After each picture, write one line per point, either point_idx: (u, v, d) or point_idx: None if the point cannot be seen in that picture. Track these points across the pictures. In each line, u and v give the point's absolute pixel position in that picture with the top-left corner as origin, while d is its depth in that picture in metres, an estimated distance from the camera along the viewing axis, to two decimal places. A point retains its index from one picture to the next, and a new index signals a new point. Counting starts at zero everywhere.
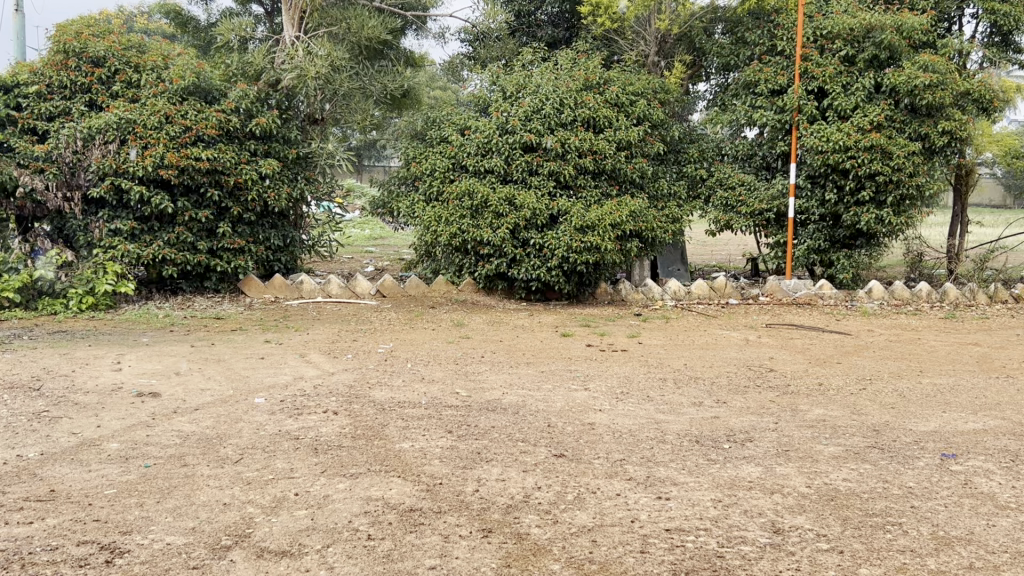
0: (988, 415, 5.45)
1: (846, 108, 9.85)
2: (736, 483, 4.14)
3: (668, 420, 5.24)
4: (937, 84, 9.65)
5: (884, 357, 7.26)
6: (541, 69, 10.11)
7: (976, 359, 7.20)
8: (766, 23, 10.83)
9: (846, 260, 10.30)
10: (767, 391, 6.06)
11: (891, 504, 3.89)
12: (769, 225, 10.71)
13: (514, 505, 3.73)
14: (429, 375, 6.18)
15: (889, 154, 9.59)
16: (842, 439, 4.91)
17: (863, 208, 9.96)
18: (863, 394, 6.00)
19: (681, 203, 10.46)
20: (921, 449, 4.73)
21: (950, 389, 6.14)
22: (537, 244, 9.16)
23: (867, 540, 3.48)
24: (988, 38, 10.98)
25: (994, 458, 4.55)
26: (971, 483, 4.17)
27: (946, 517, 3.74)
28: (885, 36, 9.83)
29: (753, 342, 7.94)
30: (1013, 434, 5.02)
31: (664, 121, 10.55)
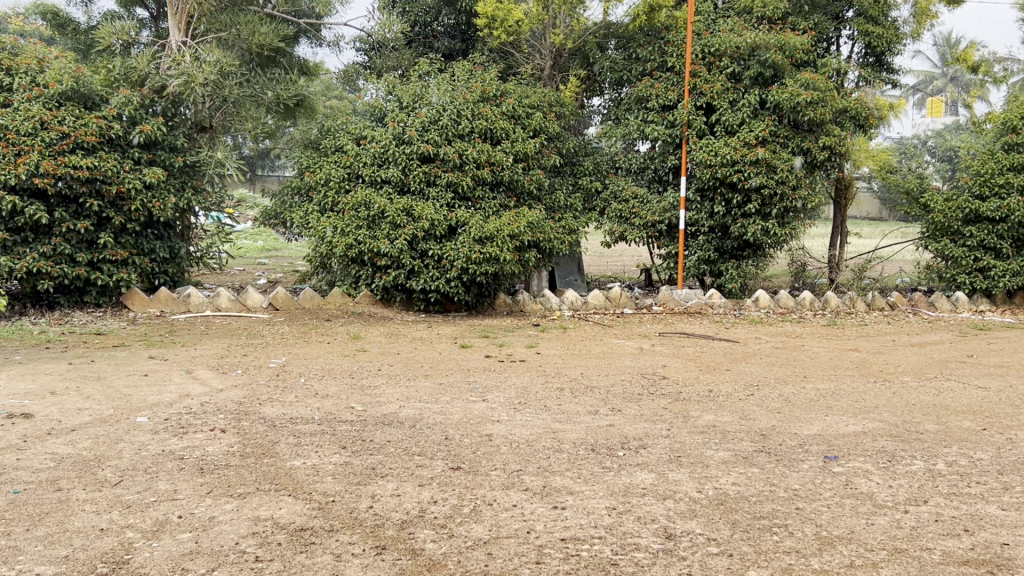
0: (867, 417, 5.70)
1: (733, 123, 10.20)
2: (630, 490, 4.19)
3: (565, 429, 5.28)
4: (817, 101, 10.10)
5: (770, 364, 7.50)
6: (437, 80, 10.08)
7: (855, 364, 7.54)
8: (657, 39, 11.09)
9: (734, 270, 10.66)
10: (660, 398, 6.18)
11: (777, 506, 4.01)
12: (661, 237, 10.95)
13: (409, 520, 3.67)
14: (323, 389, 6.04)
15: (773, 168, 10.01)
16: (732, 444, 5.04)
17: (750, 220, 10.32)
18: (751, 399, 6.19)
19: (578, 214, 10.60)
20: (805, 452, 4.90)
21: (832, 393, 6.40)
22: (435, 255, 9.10)
23: (755, 542, 3.58)
24: (864, 58, 11.55)
25: (873, 459, 4.76)
26: (852, 483, 4.35)
27: (829, 517, 3.88)
28: (769, 55, 10.22)
29: (648, 350, 8.09)
30: (890, 435, 5.26)
31: (559, 133, 10.67)
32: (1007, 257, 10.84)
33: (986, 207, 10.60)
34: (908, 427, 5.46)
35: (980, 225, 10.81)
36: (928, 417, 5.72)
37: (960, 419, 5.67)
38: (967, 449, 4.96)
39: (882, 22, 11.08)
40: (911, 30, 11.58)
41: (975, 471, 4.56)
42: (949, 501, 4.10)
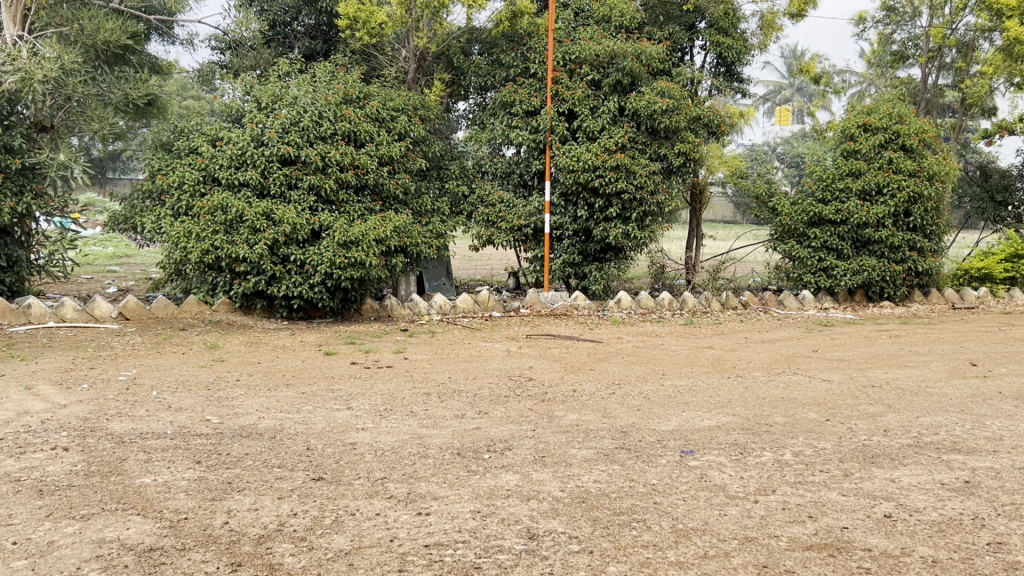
0: (721, 412, 5.94)
1: (594, 129, 10.45)
2: (495, 493, 4.21)
3: (431, 434, 5.25)
4: (672, 109, 10.51)
5: (631, 363, 7.72)
6: (297, 81, 9.84)
7: (710, 361, 7.85)
8: (520, 46, 11.22)
9: (598, 273, 10.92)
10: (526, 400, 6.25)
11: (636, 502, 4.12)
12: (527, 241, 11.06)
13: (267, 535, 3.56)
14: (177, 402, 5.79)
15: (633, 172, 10.34)
16: (594, 442, 5.14)
17: (612, 224, 10.60)
18: (612, 398, 6.35)
19: (444, 218, 10.58)
20: (663, 447, 5.06)
21: (689, 389, 6.65)
22: (297, 260, 8.88)
23: (615, 538, 3.66)
24: (715, 68, 12.06)
25: (726, 452, 4.97)
26: (706, 476, 4.52)
27: (685, 510, 4.02)
28: (627, 63, 10.52)
29: (514, 353, 8.16)
30: (742, 429, 5.50)
31: (425, 137, 10.64)
32: (847, 257, 11.56)
33: (828, 210, 11.30)
34: (759, 420, 5.72)
35: (823, 228, 11.51)
36: (777, 409, 6.02)
37: (806, 411, 5.99)
38: (812, 439, 5.25)
39: (732, 33, 11.61)
40: (759, 42, 12.18)
41: (818, 460, 4.83)
42: (795, 489, 4.33)
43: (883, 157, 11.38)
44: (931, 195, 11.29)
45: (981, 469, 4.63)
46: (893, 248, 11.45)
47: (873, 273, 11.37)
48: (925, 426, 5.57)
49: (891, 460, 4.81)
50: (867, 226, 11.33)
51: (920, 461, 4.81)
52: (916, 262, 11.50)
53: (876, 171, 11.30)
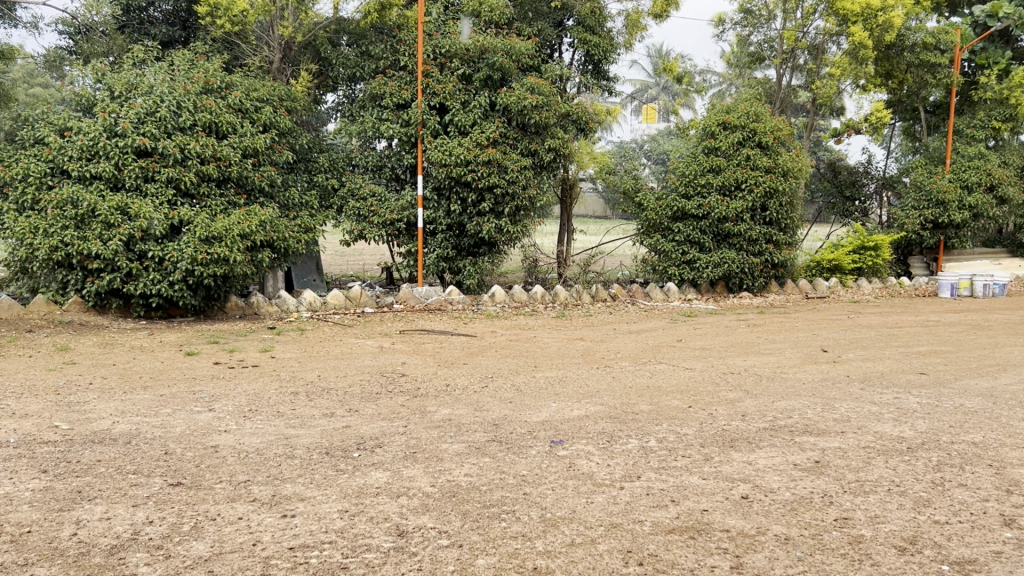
0: (590, 401, 6.06)
1: (465, 124, 10.46)
2: (363, 491, 4.15)
3: (298, 434, 5.12)
4: (542, 105, 10.66)
5: (504, 356, 7.78)
6: (153, 69, 9.40)
7: (580, 352, 7.99)
8: (388, 38, 11.10)
9: (471, 267, 10.93)
10: (398, 396, 6.19)
11: (506, 493, 4.14)
12: (400, 235, 10.91)
13: (120, 545, 3.39)
14: (22, 408, 5.43)
15: (504, 168, 10.44)
16: (465, 436, 5.14)
17: (484, 219, 10.66)
18: (485, 391, 6.38)
19: (313, 213, 10.35)
20: (533, 438, 5.12)
21: (560, 380, 6.76)
22: (156, 256, 8.49)
23: (484, 531, 3.67)
24: (583, 65, 12.27)
25: (595, 440, 5.07)
26: (575, 465, 4.60)
27: (554, 499, 4.07)
28: (497, 58, 10.57)
29: (387, 348, 8.07)
30: (610, 417, 5.62)
31: (292, 129, 10.37)
32: (709, 250, 12.02)
33: (691, 205, 11.72)
34: (625, 408, 5.87)
35: (686, 222, 11.93)
36: (643, 398, 6.18)
37: (671, 398, 6.20)
38: (675, 425, 5.43)
39: (599, 31, 11.85)
40: (624, 41, 12.47)
41: (681, 445, 4.99)
42: (658, 475, 4.46)
43: (741, 153, 11.88)
44: (785, 190, 11.88)
45: (830, 449, 4.91)
46: (751, 241, 11.99)
47: (733, 265, 11.88)
48: (779, 410, 5.86)
49: (749, 443, 5.02)
50: (727, 220, 11.82)
51: (775, 443, 5.04)
52: (772, 254, 12.07)
53: (735, 167, 11.80)
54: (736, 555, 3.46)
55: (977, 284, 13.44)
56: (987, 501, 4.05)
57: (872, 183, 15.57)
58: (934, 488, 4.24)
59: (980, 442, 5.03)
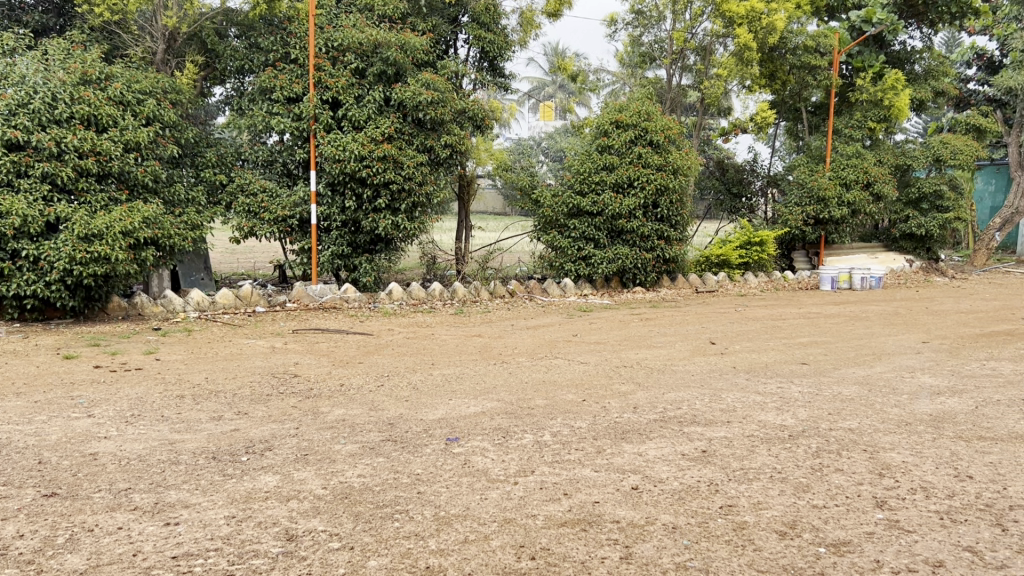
0: (486, 398, 6.07)
1: (359, 119, 10.31)
2: (252, 495, 4.04)
3: (183, 439, 4.95)
4: (437, 101, 10.64)
5: (400, 354, 7.71)
6: (25, 58, 8.89)
7: (477, 349, 8.00)
8: (279, 30, 10.83)
9: (367, 265, 10.79)
10: (290, 397, 6.05)
11: (399, 493, 4.10)
12: (292, 232, 10.70)
13: None
14: None
15: (400, 164, 10.37)
16: (359, 436, 5.07)
17: (380, 215, 10.55)
18: (380, 390, 6.31)
19: (200, 209, 10.03)
20: (429, 436, 5.09)
21: (456, 377, 6.75)
22: (31, 256, 8.07)
23: (376, 532, 3.63)
24: (479, 62, 12.25)
25: (490, 437, 5.08)
26: (469, 462, 4.60)
27: (448, 497, 4.06)
28: (391, 53, 10.46)
29: (279, 349, 7.89)
30: (506, 413, 5.65)
31: (177, 123, 9.97)
32: (603, 246, 12.23)
33: (586, 202, 11.90)
34: (521, 404, 5.90)
35: (581, 219, 12.10)
36: (539, 393, 6.23)
37: (566, 392, 6.27)
38: (569, 419, 5.49)
39: (494, 28, 11.89)
40: (519, 39, 12.54)
41: (574, 439, 5.05)
42: (552, 468, 4.50)
43: (634, 152, 12.14)
44: (675, 187, 12.19)
45: (717, 439, 5.06)
46: (644, 237, 12.27)
47: (627, 260, 12.12)
48: (670, 401, 6.01)
49: (640, 435, 5.13)
50: (620, 217, 12.05)
51: (665, 434, 5.16)
52: (664, 250, 12.40)
53: (628, 165, 12.03)
54: (626, 546, 3.53)
55: (856, 277, 14.09)
56: (862, 484, 4.25)
57: (758, 180, 16.20)
58: (813, 474, 4.43)
59: (856, 428, 5.27)
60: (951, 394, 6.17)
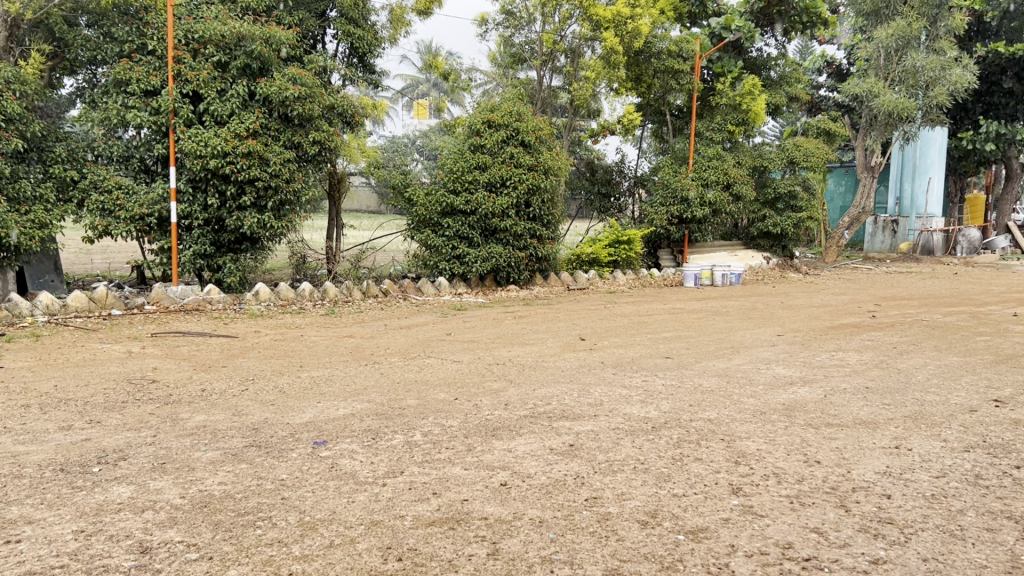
0: (356, 399, 5.98)
1: (222, 114, 9.97)
2: (103, 508, 3.84)
3: (28, 451, 4.65)
4: (305, 97, 10.44)
5: (267, 357, 7.49)
6: None
7: (348, 349, 7.87)
8: (134, 20, 10.29)
9: (232, 264, 10.44)
10: (147, 404, 5.78)
11: (262, 500, 3.99)
12: (151, 231, 10.22)
13: None
14: None
15: (266, 160, 10.13)
16: (222, 443, 4.90)
17: (245, 213, 10.24)
18: (244, 394, 6.11)
19: (49, 207, 9.44)
20: (295, 440, 4.97)
21: (325, 379, 6.62)
22: None
23: (237, 540, 3.51)
24: (348, 58, 12.04)
25: (359, 439, 5.00)
26: (337, 465, 4.52)
27: (313, 502, 3.97)
28: (255, 47, 10.15)
29: (137, 354, 7.52)
30: (376, 414, 5.58)
31: (21, 115, 9.29)
32: (477, 245, 12.26)
33: (459, 201, 11.88)
34: (392, 404, 5.85)
35: (454, 218, 12.06)
36: (410, 393, 6.19)
37: (437, 391, 6.25)
38: (440, 418, 5.48)
39: (363, 25, 11.73)
40: (388, 36, 12.43)
41: (445, 438, 5.04)
42: (421, 469, 4.47)
43: (505, 151, 12.27)
44: (546, 187, 12.41)
45: (584, 433, 5.16)
46: (517, 236, 12.40)
47: (500, 259, 12.22)
48: (540, 397, 6.08)
49: (509, 431, 5.17)
50: (493, 216, 12.12)
51: (534, 430, 5.23)
52: (536, 248, 12.59)
53: (500, 164, 12.14)
54: (493, 542, 3.55)
55: (717, 274, 14.68)
56: (719, 472, 4.43)
57: (626, 181, 16.71)
58: (674, 463, 4.58)
59: (715, 418, 5.49)
60: (803, 384, 6.51)
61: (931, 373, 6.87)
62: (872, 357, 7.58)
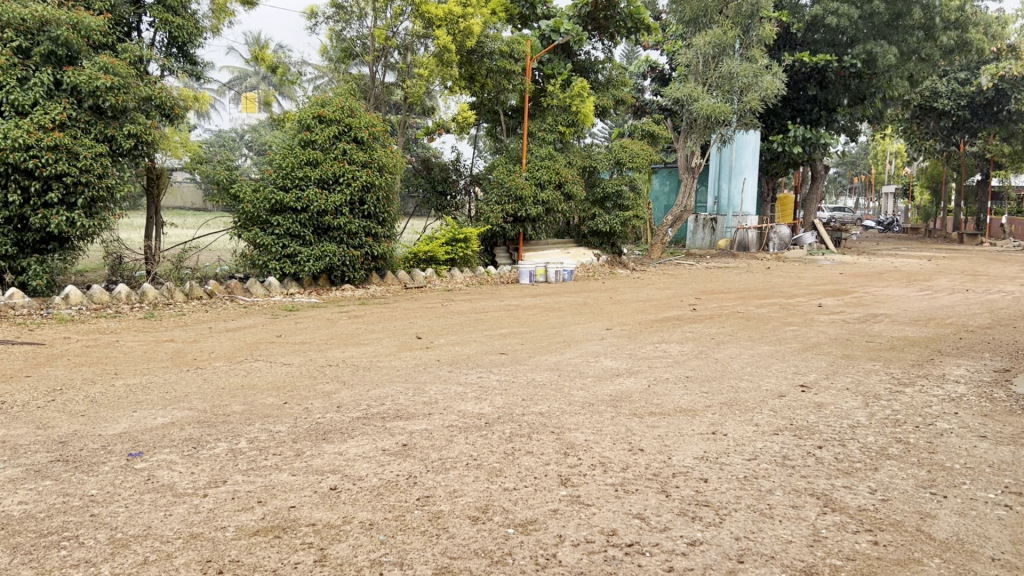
0: (176, 407, 5.68)
1: (24, 103, 9.21)
2: None
3: None
4: (117, 87, 9.88)
5: (77, 365, 6.99)
6: None
7: (168, 355, 7.47)
8: None
9: (38, 266, 9.67)
10: None
11: (69, 518, 3.71)
12: None
13: None
14: None
15: (74, 154, 9.51)
16: (22, 459, 4.52)
17: (52, 210, 9.53)
18: (50, 406, 5.67)
19: None
20: (107, 453, 4.65)
21: (143, 387, 6.24)
22: None
23: (39, 564, 3.25)
24: (166, 48, 11.42)
25: (178, 449, 4.75)
26: (153, 477, 4.27)
27: (126, 517, 3.73)
28: (61, 33, 9.45)
29: None
30: (198, 422, 5.32)
31: None
32: (309, 243, 11.94)
33: (289, 197, 11.53)
34: (216, 411, 5.60)
35: (284, 215, 11.69)
36: (235, 398, 5.95)
37: (265, 396, 6.04)
38: (267, 424, 5.29)
39: (182, 13, 11.16)
40: (210, 25, 11.89)
41: (272, 444, 4.88)
42: (246, 477, 4.30)
43: (337, 148, 12.08)
44: (381, 184, 12.33)
45: (417, 432, 5.13)
46: (350, 234, 12.18)
47: (334, 258, 11.98)
48: (373, 398, 6.00)
49: (340, 434, 5.06)
50: (326, 214, 11.86)
51: (365, 432, 5.14)
52: (371, 247, 12.41)
53: (331, 161, 11.94)
54: (320, 548, 3.45)
55: (551, 271, 15.02)
56: (549, 464, 4.51)
57: (461, 179, 16.77)
58: (505, 458, 4.63)
59: (546, 412, 5.60)
60: (629, 375, 6.77)
61: (746, 361, 7.31)
62: (692, 348, 7.98)
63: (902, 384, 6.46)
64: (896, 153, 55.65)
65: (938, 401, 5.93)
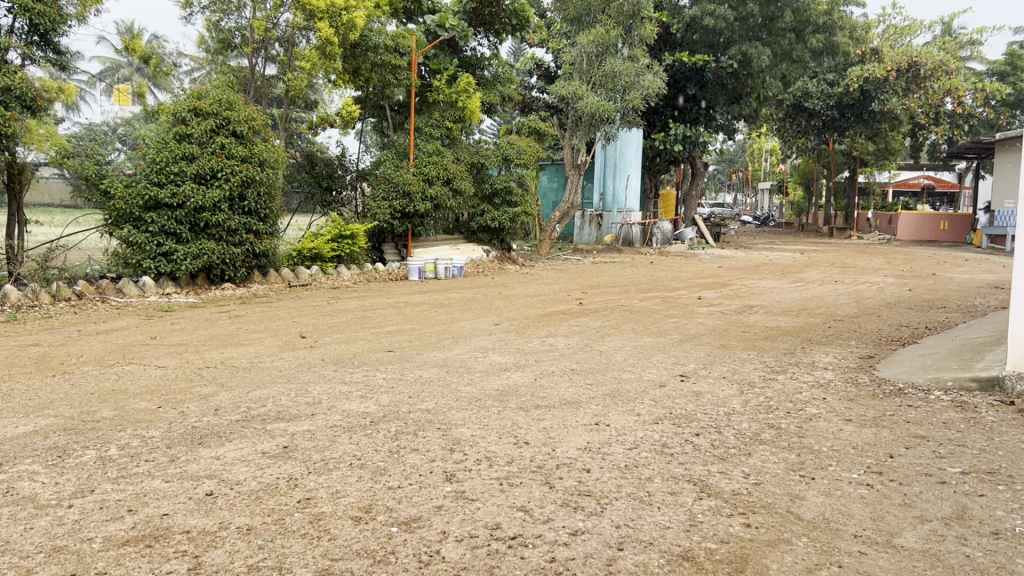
0: (40, 415, 5.38)
1: None
2: None
3: None
4: None
5: None
6: None
7: (32, 360, 7.06)
8: None
9: None
10: None
11: None
12: None
13: None
14: None
15: None
16: None
17: None
18: None
19: None
20: None
21: (4, 395, 5.88)
22: None
23: None
24: (27, 36, 10.77)
25: (41, 458, 4.50)
26: (13, 490, 4.03)
27: None
28: None
29: None
30: (63, 430, 5.05)
31: None
32: (186, 241, 11.50)
33: (164, 193, 11.09)
34: (83, 418, 5.33)
35: (159, 212, 11.23)
36: (104, 404, 5.68)
37: (138, 400, 5.79)
38: (140, 429, 5.07)
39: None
40: (74, 13, 11.31)
41: (144, 450, 4.68)
42: (115, 485, 4.11)
43: (215, 142, 11.74)
44: (261, 179, 12.07)
45: (298, 433, 5.02)
46: (230, 231, 11.83)
47: (213, 256, 11.58)
48: (254, 400, 5.84)
49: (218, 438, 4.90)
50: (203, 210, 11.48)
51: (245, 434, 5.00)
52: (252, 244, 12.08)
53: (209, 155, 11.58)
54: (194, 556, 3.33)
55: (440, 267, 14.97)
56: (434, 461, 4.50)
57: (348, 175, 16.51)
58: (390, 456, 4.58)
59: (433, 408, 5.58)
60: (515, 369, 6.81)
61: (629, 353, 7.47)
62: (578, 341, 8.10)
63: (775, 371, 6.74)
64: (771, 151, 58.02)
65: (808, 388, 6.22)
